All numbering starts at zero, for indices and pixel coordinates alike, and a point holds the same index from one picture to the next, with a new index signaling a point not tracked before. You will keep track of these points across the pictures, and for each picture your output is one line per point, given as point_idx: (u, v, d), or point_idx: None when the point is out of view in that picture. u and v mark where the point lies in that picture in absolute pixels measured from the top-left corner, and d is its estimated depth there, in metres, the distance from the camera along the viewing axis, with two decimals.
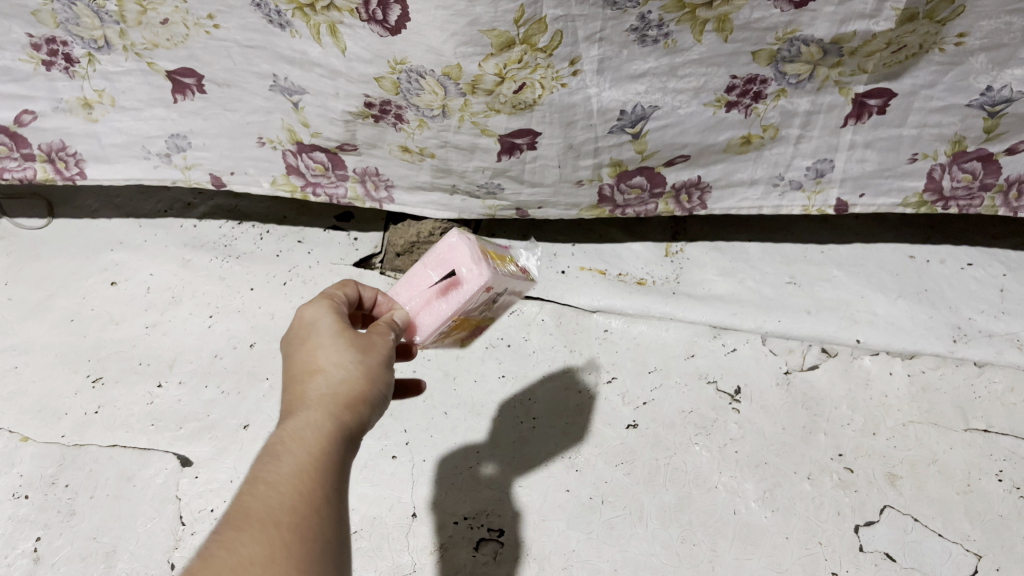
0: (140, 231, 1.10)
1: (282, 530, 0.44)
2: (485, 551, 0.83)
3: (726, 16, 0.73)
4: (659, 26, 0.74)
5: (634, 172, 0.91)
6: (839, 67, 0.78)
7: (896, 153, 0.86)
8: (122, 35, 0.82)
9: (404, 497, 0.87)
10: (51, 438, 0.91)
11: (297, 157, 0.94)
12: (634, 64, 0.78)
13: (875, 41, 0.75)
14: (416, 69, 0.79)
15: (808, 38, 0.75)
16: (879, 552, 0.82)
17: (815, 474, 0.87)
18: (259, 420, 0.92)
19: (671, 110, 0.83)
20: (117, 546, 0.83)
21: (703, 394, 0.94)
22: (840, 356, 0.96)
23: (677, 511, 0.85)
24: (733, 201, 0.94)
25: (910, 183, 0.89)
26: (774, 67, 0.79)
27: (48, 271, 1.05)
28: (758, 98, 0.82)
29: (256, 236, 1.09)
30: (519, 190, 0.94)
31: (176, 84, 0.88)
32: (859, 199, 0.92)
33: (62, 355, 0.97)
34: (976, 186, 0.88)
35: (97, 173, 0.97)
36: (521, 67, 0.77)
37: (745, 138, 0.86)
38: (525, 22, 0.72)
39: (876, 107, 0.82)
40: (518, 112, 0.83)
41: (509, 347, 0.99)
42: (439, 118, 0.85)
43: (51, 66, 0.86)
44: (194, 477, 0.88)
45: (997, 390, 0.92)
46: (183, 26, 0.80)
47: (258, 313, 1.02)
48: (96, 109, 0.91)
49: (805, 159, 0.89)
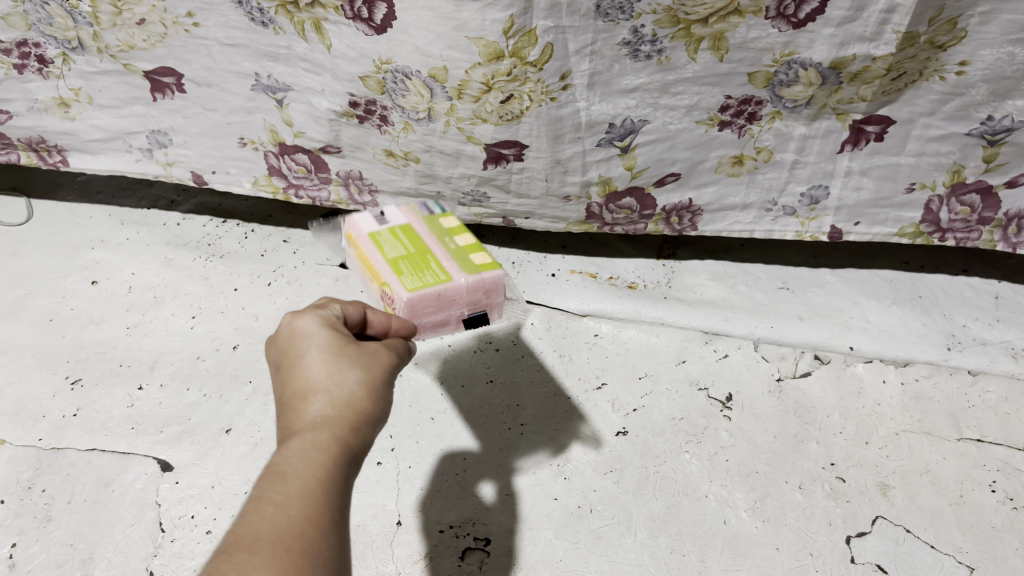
0: (121, 229, 1.08)
1: (294, 555, 0.44)
2: (471, 561, 0.80)
3: (722, 34, 0.71)
4: (652, 42, 0.72)
5: (623, 193, 0.90)
6: (837, 94, 0.76)
7: (892, 183, 0.85)
8: (96, 37, 0.80)
9: (389, 504, 0.84)
10: (27, 440, 0.88)
11: (280, 158, 0.91)
12: (625, 78, 0.76)
13: (875, 66, 0.73)
14: (402, 70, 0.77)
15: (806, 62, 0.74)
16: (871, 564, 0.80)
17: (807, 483, 0.86)
18: (241, 424, 0.91)
19: (661, 126, 0.81)
20: (94, 553, 0.80)
21: (693, 401, 0.92)
22: (832, 363, 0.95)
23: (666, 520, 0.84)
24: (724, 224, 0.93)
25: (908, 214, 0.88)
26: (770, 90, 0.77)
27: (27, 269, 1.02)
28: (752, 119, 0.80)
29: (240, 235, 1.09)
30: (506, 200, 0.93)
31: (155, 84, 0.85)
32: (854, 227, 0.91)
33: (39, 356, 0.95)
34: (974, 220, 0.87)
35: (79, 164, 0.95)
36: (509, 80, 0.76)
37: (738, 158, 0.85)
38: (515, 33, 0.71)
39: (874, 133, 0.80)
40: (505, 123, 0.81)
41: (498, 351, 0.97)
42: (425, 122, 0.83)
43: (24, 69, 0.84)
44: (174, 483, 0.86)
45: (990, 399, 0.91)
46: (160, 25, 0.79)
47: (242, 314, 1.00)
48: (73, 107, 0.88)
49: (800, 185, 0.87)
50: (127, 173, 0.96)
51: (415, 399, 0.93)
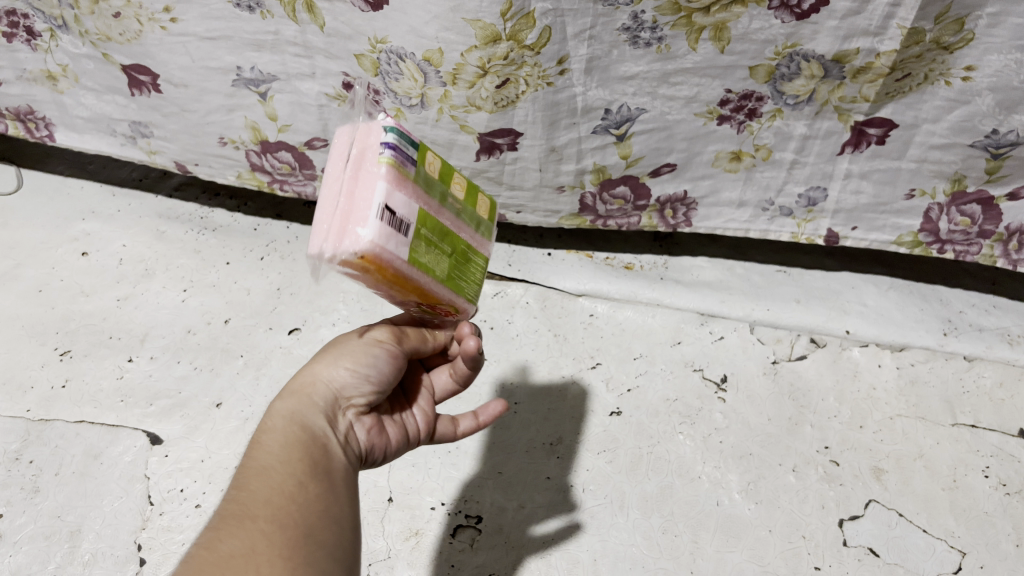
0: (113, 201, 1.06)
1: (258, 523, 0.45)
2: (462, 538, 0.81)
3: (723, 24, 0.70)
4: (652, 29, 0.71)
5: (617, 181, 0.89)
6: (839, 90, 0.75)
7: (891, 187, 0.84)
8: (77, 20, 0.78)
9: (381, 481, 0.84)
10: (15, 412, 0.88)
11: (262, 157, 0.91)
12: (624, 66, 0.75)
13: (879, 63, 0.71)
14: (396, 51, 0.75)
15: (809, 54, 0.72)
16: (863, 547, 0.80)
17: (801, 466, 0.86)
18: (232, 398, 0.90)
19: (659, 115, 0.80)
20: (82, 526, 0.80)
21: (688, 382, 0.92)
22: (828, 347, 0.95)
23: (659, 500, 0.83)
24: (720, 220, 0.92)
25: (906, 222, 0.87)
26: (771, 85, 0.76)
27: (17, 240, 1.01)
28: (752, 115, 0.79)
29: (233, 208, 1.06)
30: (497, 194, 0.93)
31: (131, 79, 0.84)
32: (851, 232, 0.89)
33: (29, 328, 0.94)
34: (974, 232, 0.85)
35: (66, 139, 0.94)
36: (506, 63, 0.74)
37: (735, 153, 0.84)
38: (513, 14, 0.69)
39: (876, 136, 0.79)
40: (499, 109, 0.80)
41: (492, 330, 0.96)
42: (416, 108, 0.81)
43: (12, 37, 0.82)
44: (164, 456, 0.85)
45: (985, 384, 0.91)
46: (136, 21, 0.77)
47: (234, 288, 0.99)
48: (61, 82, 0.87)
49: (798, 185, 0.86)
50: (113, 154, 0.95)
51: None
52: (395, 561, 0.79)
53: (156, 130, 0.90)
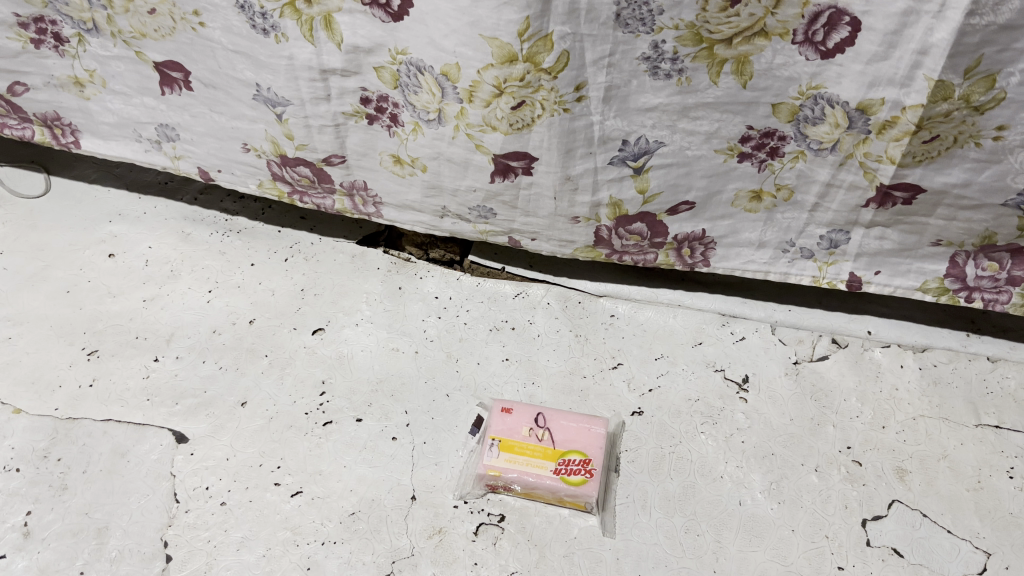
0: (140, 203, 1.08)
1: None
2: (484, 537, 0.81)
3: (746, 58, 0.69)
4: (673, 59, 0.70)
5: (634, 218, 0.87)
6: (865, 145, 0.73)
7: (917, 237, 0.82)
8: (109, 21, 0.80)
9: (404, 479, 0.85)
10: (44, 410, 0.89)
11: (282, 169, 0.91)
12: (643, 97, 0.74)
13: (904, 118, 0.70)
14: (416, 63, 0.74)
15: (833, 99, 0.70)
16: (887, 547, 0.80)
17: (823, 466, 0.86)
18: (257, 397, 0.91)
19: (678, 150, 0.78)
20: (109, 523, 0.81)
21: (710, 382, 0.92)
22: (850, 347, 0.95)
23: (681, 500, 0.83)
24: (739, 261, 0.90)
25: (931, 267, 0.85)
26: (794, 126, 0.74)
27: (46, 242, 1.03)
28: (774, 154, 0.77)
29: (258, 210, 1.08)
30: (512, 218, 0.90)
31: (164, 77, 0.84)
32: (874, 277, 0.87)
33: (57, 328, 0.95)
34: (1002, 278, 0.83)
35: (91, 147, 0.95)
36: (523, 85, 0.73)
37: (756, 193, 0.82)
38: (530, 36, 0.69)
39: (901, 199, 0.78)
40: (515, 131, 0.78)
41: (513, 330, 0.97)
42: (434, 124, 0.80)
43: (40, 45, 0.84)
44: (189, 455, 0.86)
45: (1009, 385, 0.91)
46: (170, 19, 0.78)
47: (258, 289, 1.00)
48: (88, 88, 0.88)
49: (819, 228, 0.84)
50: (137, 161, 0.96)
51: (435, 378, 0.93)
52: (419, 558, 0.79)
53: (183, 133, 0.90)
